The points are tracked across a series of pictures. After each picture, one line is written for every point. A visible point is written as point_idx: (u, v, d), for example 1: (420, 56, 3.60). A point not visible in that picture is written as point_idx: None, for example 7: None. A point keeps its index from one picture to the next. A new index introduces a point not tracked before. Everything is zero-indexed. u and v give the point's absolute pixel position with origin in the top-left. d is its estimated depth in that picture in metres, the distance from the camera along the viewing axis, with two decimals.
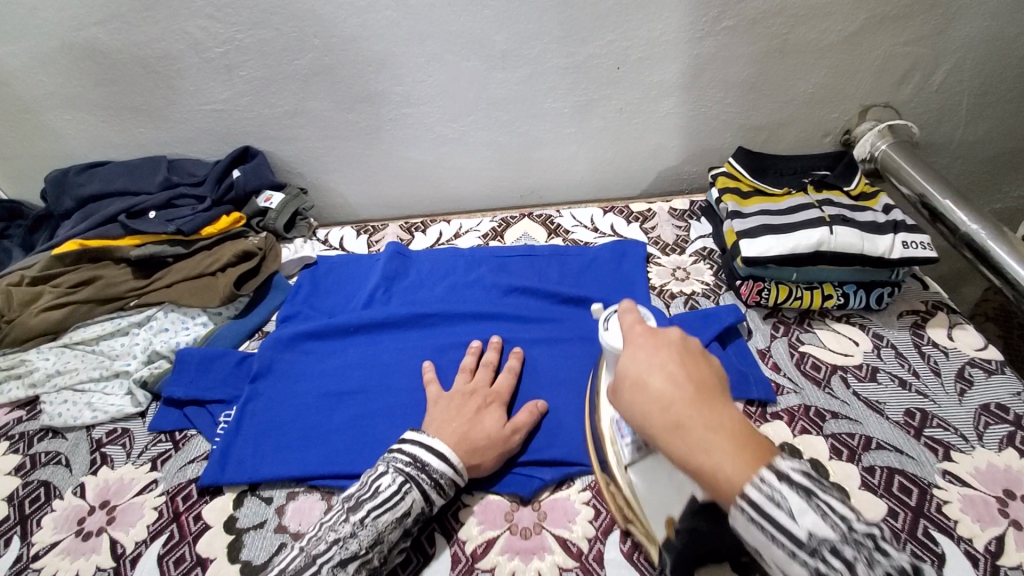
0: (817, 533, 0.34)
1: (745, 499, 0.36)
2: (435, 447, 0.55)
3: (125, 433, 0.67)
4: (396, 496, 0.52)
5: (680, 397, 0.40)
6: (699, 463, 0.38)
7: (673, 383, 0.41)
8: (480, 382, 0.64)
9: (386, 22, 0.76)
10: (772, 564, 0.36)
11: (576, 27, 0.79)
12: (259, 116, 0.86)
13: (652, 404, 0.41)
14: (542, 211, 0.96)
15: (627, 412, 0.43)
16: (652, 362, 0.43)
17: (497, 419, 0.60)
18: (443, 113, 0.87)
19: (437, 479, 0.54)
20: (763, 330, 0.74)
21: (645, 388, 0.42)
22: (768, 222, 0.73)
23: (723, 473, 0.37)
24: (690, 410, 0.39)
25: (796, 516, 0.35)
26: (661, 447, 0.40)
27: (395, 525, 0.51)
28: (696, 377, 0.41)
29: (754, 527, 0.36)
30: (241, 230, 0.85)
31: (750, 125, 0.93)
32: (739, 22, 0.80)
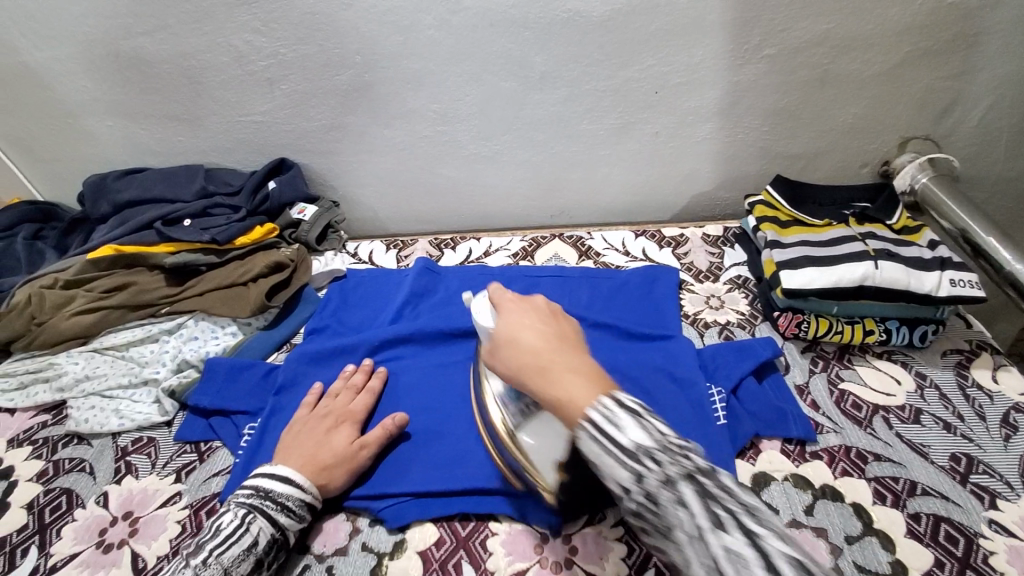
0: (639, 444, 0.36)
1: (588, 420, 0.38)
2: (276, 473, 0.56)
3: (150, 442, 0.67)
4: (239, 530, 0.51)
5: (550, 347, 0.44)
6: (552, 396, 0.41)
7: (543, 339, 0.45)
8: (336, 404, 0.65)
9: (427, 41, 0.77)
10: (604, 477, 0.37)
11: (616, 51, 0.79)
12: (296, 129, 0.87)
13: (527, 355, 0.44)
14: (573, 232, 0.95)
15: (506, 369, 0.46)
16: (524, 328, 0.47)
17: (347, 436, 0.61)
18: (479, 132, 0.87)
19: (283, 502, 0.54)
20: (801, 364, 0.71)
21: (521, 345, 0.45)
22: (810, 254, 0.72)
23: (574, 401, 0.40)
24: (553, 352, 0.44)
25: (623, 429, 0.37)
26: (530, 391, 0.43)
27: (244, 558, 0.50)
28: (560, 333, 0.46)
29: (593, 441, 0.38)
30: (274, 241, 0.84)
31: (788, 153, 0.91)
32: (781, 50, 0.80)
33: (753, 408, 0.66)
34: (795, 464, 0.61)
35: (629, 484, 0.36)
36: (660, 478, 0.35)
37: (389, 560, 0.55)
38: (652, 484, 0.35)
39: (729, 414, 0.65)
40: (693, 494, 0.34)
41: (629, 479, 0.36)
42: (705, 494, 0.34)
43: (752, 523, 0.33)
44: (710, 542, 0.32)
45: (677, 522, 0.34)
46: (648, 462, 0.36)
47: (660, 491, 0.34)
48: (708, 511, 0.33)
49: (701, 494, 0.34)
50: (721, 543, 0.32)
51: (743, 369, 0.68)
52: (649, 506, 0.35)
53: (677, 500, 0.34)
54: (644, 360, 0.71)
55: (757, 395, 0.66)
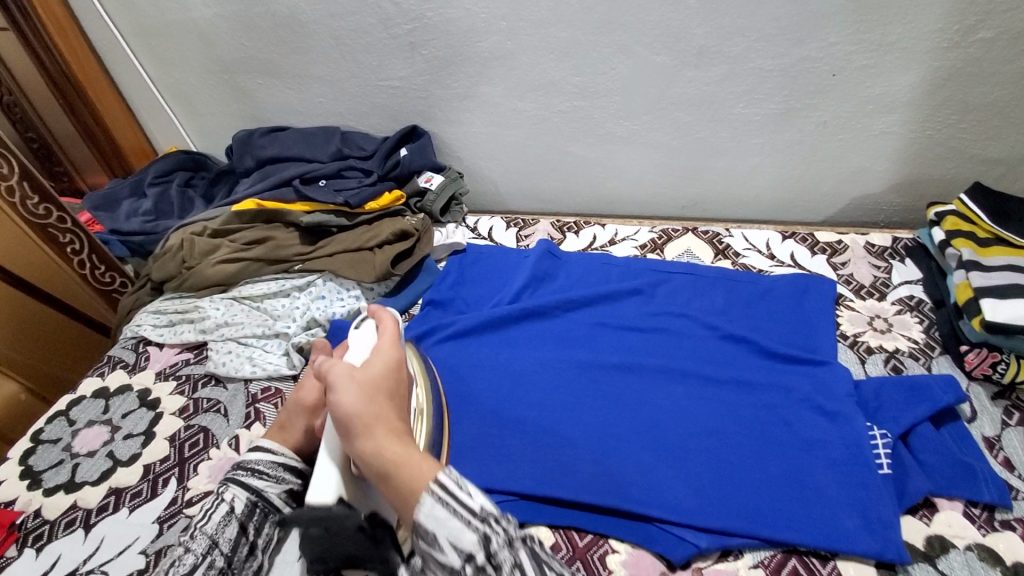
0: (486, 506, 0.39)
1: (437, 484, 0.40)
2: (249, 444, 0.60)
3: (278, 393, 0.69)
4: (216, 501, 0.52)
5: (387, 417, 0.45)
6: (398, 459, 0.42)
7: (381, 399, 0.45)
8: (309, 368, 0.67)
9: (580, 8, 0.71)
10: (443, 546, 0.38)
11: (792, 25, 0.69)
12: (431, 97, 0.85)
13: (369, 408, 0.44)
14: (708, 227, 0.86)
15: (355, 403, 0.44)
16: (376, 373, 0.47)
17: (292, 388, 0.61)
18: (619, 110, 0.80)
19: (254, 466, 0.55)
20: (992, 413, 0.59)
21: (384, 399, 0.46)
22: (1023, 281, 0.60)
23: (419, 470, 0.41)
24: (388, 417, 0.45)
25: (473, 491, 0.40)
26: (371, 440, 0.43)
27: (227, 522, 0.51)
28: (404, 412, 0.47)
29: (438, 504, 0.39)
30: (399, 209, 0.84)
31: (989, 156, 0.76)
32: (1007, 31, 0.65)
33: (929, 461, 0.56)
34: (980, 532, 0.52)
35: (474, 547, 0.37)
36: (504, 539, 0.38)
37: None
38: (494, 544, 0.38)
39: (895, 463, 0.55)
40: (527, 557, 0.38)
41: (473, 540, 0.38)
42: (537, 558, 0.38)
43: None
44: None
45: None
46: (491, 524, 0.38)
47: (501, 551, 0.38)
48: (539, 572, 0.37)
49: (534, 555, 0.38)
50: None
51: (918, 413, 0.58)
52: (489, 570, 0.37)
53: (514, 562, 0.37)
54: (787, 383, 0.63)
55: (930, 445, 0.56)
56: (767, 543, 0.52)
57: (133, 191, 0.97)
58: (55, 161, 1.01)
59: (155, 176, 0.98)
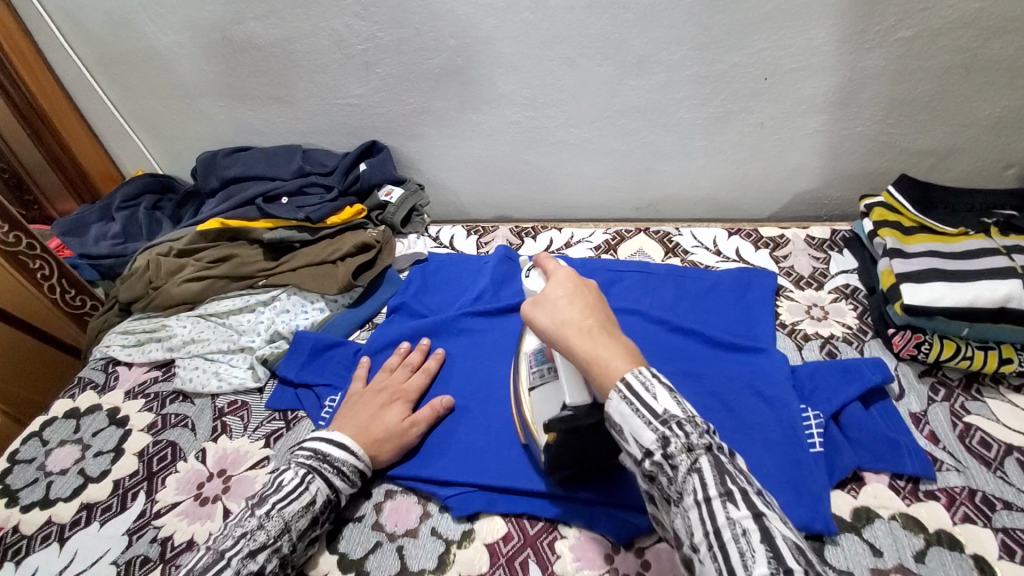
0: (671, 412, 0.43)
1: (624, 384, 0.44)
2: (335, 439, 0.59)
3: (244, 406, 0.71)
4: (299, 488, 0.54)
5: (583, 322, 0.49)
6: (597, 355, 0.47)
7: (579, 314, 0.50)
8: (394, 380, 0.67)
9: (522, 24, 0.75)
10: (628, 436, 0.44)
11: (722, 34, 0.73)
12: (388, 112, 0.88)
13: (562, 328, 0.49)
14: (660, 227, 0.90)
15: (549, 322, 0.50)
16: (558, 297, 0.51)
17: (399, 412, 0.63)
18: (567, 118, 0.84)
19: (340, 467, 0.57)
20: (919, 390, 0.63)
21: (584, 311, 0.50)
22: (940, 266, 0.63)
23: (613, 363, 0.46)
24: (593, 322, 0.49)
25: (658, 398, 0.43)
26: (569, 344, 0.49)
27: (303, 513, 0.54)
28: (606, 314, 0.51)
29: (623, 403, 0.44)
30: (361, 222, 0.87)
31: (917, 149, 0.80)
32: (918, 33, 0.70)
33: (859, 438, 0.59)
34: (905, 503, 0.55)
35: (654, 446, 0.42)
36: (683, 445, 0.42)
37: (457, 548, 0.56)
38: (673, 448, 0.42)
39: (827, 441, 0.59)
40: (709, 467, 0.41)
41: (655, 441, 0.42)
42: (719, 468, 0.41)
43: (757, 501, 0.40)
44: (716, 511, 0.40)
45: (689, 487, 0.41)
46: (674, 429, 0.43)
47: (679, 455, 0.42)
48: (720, 483, 0.40)
49: (717, 466, 0.41)
50: (728, 514, 0.39)
51: (848, 393, 0.61)
52: (666, 468, 0.42)
53: (691, 467, 0.41)
54: (730, 372, 0.66)
55: (863, 424, 0.60)
56: None
57: (101, 215, 0.99)
58: (25, 190, 1.04)
59: (123, 201, 1.00)
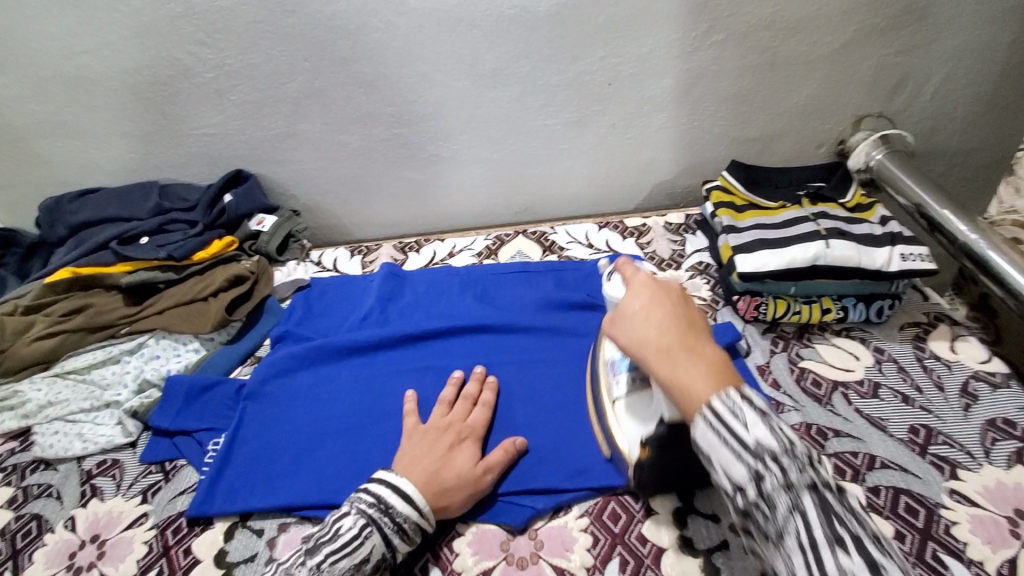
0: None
1: (709, 408, 0.39)
2: (401, 488, 0.53)
3: (115, 464, 0.66)
4: (357, 540, 0.50)
5: (671, 330, 0.45)
6: (678, 378, 0.42)
7: (661, 329, 0.45)
8: (457, 417, 0.62)
9: (376, 44, 0.77)
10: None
11: (564, 45, 0.79)
12: (250, 139, 0.86)
13: (643, 343, 0.45)
14: (536, 228, 0.95)
15: (628, 337, 0.46)
16: (638, 306, 0.47)
17: (470, 456, 0.58)
18: (436, 132, 0.87)
19: (400, 523, 0.52)
20: (762, 345, 0.72)
21: (672, 327, 0.45)
22: (763, 236, 0.72)
23: (696, 389, 0.41)
24: (677, 335, 0.44)
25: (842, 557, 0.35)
26: (647, 366, 0.44)
27: (355, 572, 0.50)
28: (698, 327, 0.46)
29: (713, 433, 0.39)
30: (234, 253, 0.84)
31: (745, 136, 0.91)
32: (727, 36, 0.80)
33: None
34: None
35: None
36: None
37: None
38: None
39: None
40: None
41: None
42: None
43: None
44: None
45: None
46: None
47: None
48: None
49: None
50: None
51: None
52: None
53: (793, 506, 0.37)
54: None
55: None
56: (589, 493, 0.59)
57: None
58: None
59: None
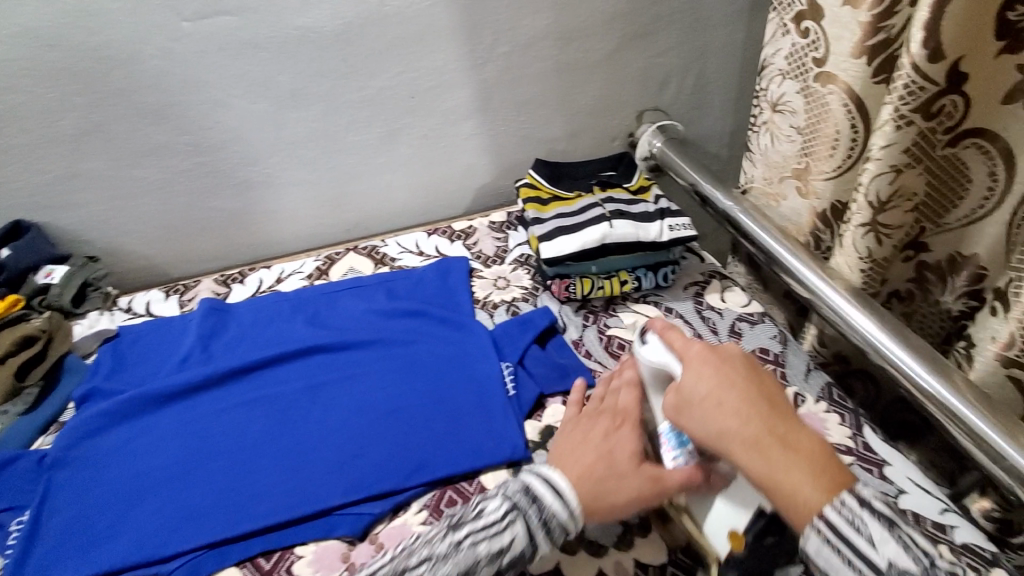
0: (894, 562, 0.42)
1: (825, 521, 0.43)
2: (559, 480, 0.51)
3: None
4: (502, 523, 0.49)
5: (756, 419, 0.47)
6: (775, 479, 0.45)
7: (742, 417, 0.47)
8: (607, 404, 0.59)
9: (155, 72, 0.74)
10: None
11: (360, 63, 0.82)
12: (22, 185, 0.78)
13: (725, 434, 0.47)
14: (368, 242, 0.96)
15: (704, 429, 0.49)
16: (703, 390, 0.49)
17: (634, 448, 0.54)
18: (243, 158, 0.84)
19: (546, 518, 0.50)
20: (575, 321, 0.80)
21: (753, 414, 0.47)
22: (561, 224, 0.80)
23: (802, 493, 0.44)
24: (764, 426, 0.47)
25: (876, 544, 0.42)
26: (735, 460, 0.47)
27: (491, 561, 0.47)
28: (780, 408, 0.48)
29: (829, 549, 0.43)
30: (21, 313, 0.75)
31: (550, 136, 1.00)
32: (514, 45, 0.88)
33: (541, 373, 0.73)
34: None
35: None
36: None
37: None
38: None
39: (518, 385, 0.71)
40: None
41: None
42: None
43: None
44: None
45: None
46: None
47: None
48: None
49: None
50: None
51: (525, 341, 0.76)
52: None
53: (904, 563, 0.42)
54: (441, 351, 0.75)
55: (540, 361, 0.74)
56: (425, 487, 0.62)
57: None
58: None
59: None
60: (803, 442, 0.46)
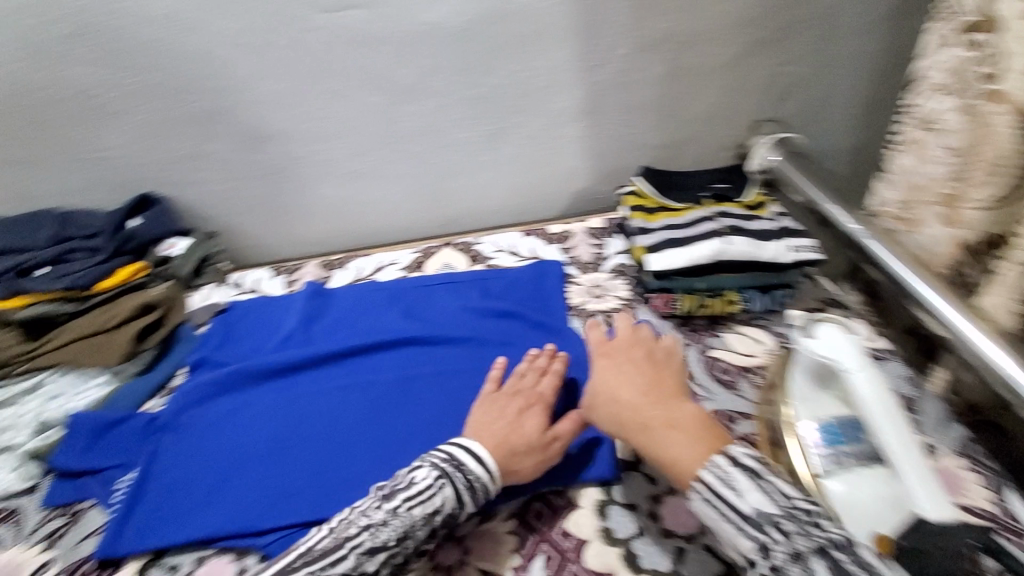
0: (761, 510, 0.43)
1: (704, 480, 0.46)
2: (471, 449, 0.55)
3: (13, 512, 0.62)
4: (431, 491, 0.52)
5: (639, 399, 0.54)
6: (655, 447, 0.51)
7: (642, 395, 0.55)
8: (526, 385, 0.63)
9: (284, 61, 0.77)
10: (727, 545, 0.45)
11: (475, 60, 0.81)
12: (158, 162, 0.83)
13: (613, 411, 0.55)
14: (463, 239, 0.96)
15: (595, 410, 0.57)
16: (619, 375, 0.57)
17: (539, 423, 0.59)
18: (354, 148, 0.87)
19: (473, 479, 0.53)
20: (676, 339, 0.76)
21: (648, 393, 0.55)
22: (673, 235, 0.77)
23: (681, 456, 0.49)
24: (650, 403, 0.54)
25: (741, 493, 0.44)
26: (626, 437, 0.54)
27: (425, 522, 0.51)
28: (678, 391, 0.54)
29: (708, 506, 0.46)
30: (144, 280, 0.80)
31: (656, 143, 0.97)
32: (632, 46, 0.85)
33: None
34: None
35: (755, 554, 0.43)
36: (789, 553, 0.41)
37: None
38: (780, 559, 0.41)
39: None
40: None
41: (753, 548, 0.43)
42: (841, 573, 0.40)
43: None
44: None
45: None
46: (769, 533, 0.43)
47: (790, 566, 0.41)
48: None
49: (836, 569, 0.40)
50: None
51: None
52: None
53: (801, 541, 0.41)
54: None
55: None
56: (515, 494, 0.59)
57: None
58: None
59: None
60: (700, 418, 0.52)
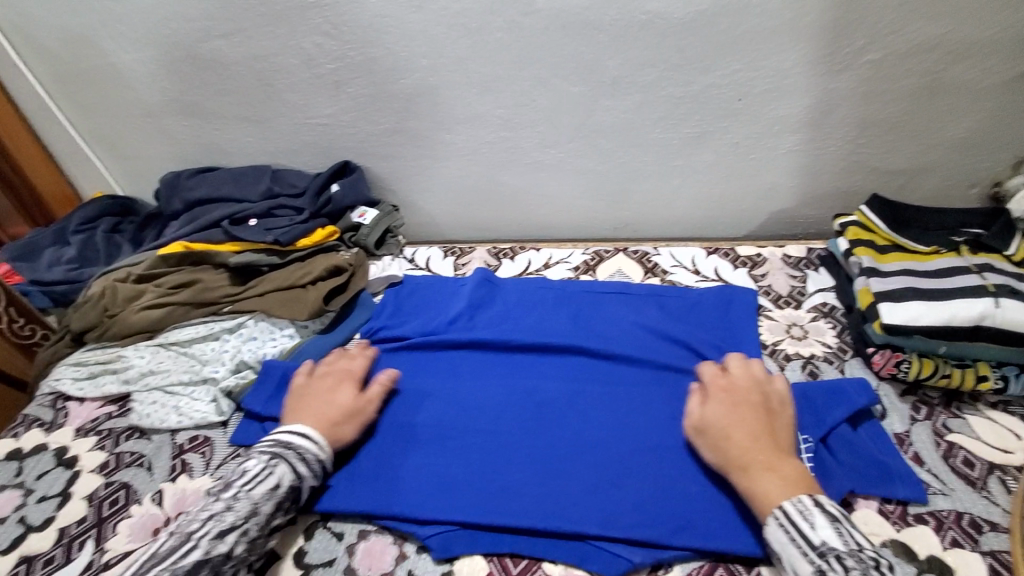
0: (829, 543, 0.46)
1: (783, 511, 0.48)
2: (292, 429, 0.59)
3: (206, 442, 0.67)
4: (262, 472, 0.54)
5: (751, 444, 0.53)
6: (757, 489, 0.51)
7: (747, 438, 0.54)
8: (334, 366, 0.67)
9: (496, 45, 0.75)
10: (787, 566, 0.47)
11: (696, 56, 0.73)
12: (360, 133, 0.86)
13: (724, 448, 0.54)
14: (638, 246, 0.89)
15: (709, 446, 0.56)
16: (728, 418, 0.56)
17: (349, 395, 0.63)
18: (544, 139, 0.83)
19: (300, 454, 0.57)
20: (901, 410, 0.63)
21: (749, 437, 0.54)
22: (916, 285, 0.64)
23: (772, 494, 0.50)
24: (754, 447, 0.53)
25: (816, 526, 0.47)
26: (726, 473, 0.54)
27: (269, 497, 0.53)
28: (771, 443, 0.53)
29: (785, 535, 0.47)
30: (334, 244, 0.85)
31: (887, 168, 0.82)
32: (890, 53, 0.71)
33: (855, 464, 0.58)
34: (896, 528, 0.54)
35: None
36: None
37: None
38: None
39: (818, 467, 0.57)
40: None
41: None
42: None
43: None
44: None
45: None
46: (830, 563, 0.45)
47: None
48: None
49: None
50: None
51: (835, 415, 0.60)
52: None
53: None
54: None
55: (853, 446, 0.59)
56: (693, 554, 0.54)
57: (56, 239, 0.93)
58: None
59: (78, 225, 0.94)
60: (805, 470, 0.52)
